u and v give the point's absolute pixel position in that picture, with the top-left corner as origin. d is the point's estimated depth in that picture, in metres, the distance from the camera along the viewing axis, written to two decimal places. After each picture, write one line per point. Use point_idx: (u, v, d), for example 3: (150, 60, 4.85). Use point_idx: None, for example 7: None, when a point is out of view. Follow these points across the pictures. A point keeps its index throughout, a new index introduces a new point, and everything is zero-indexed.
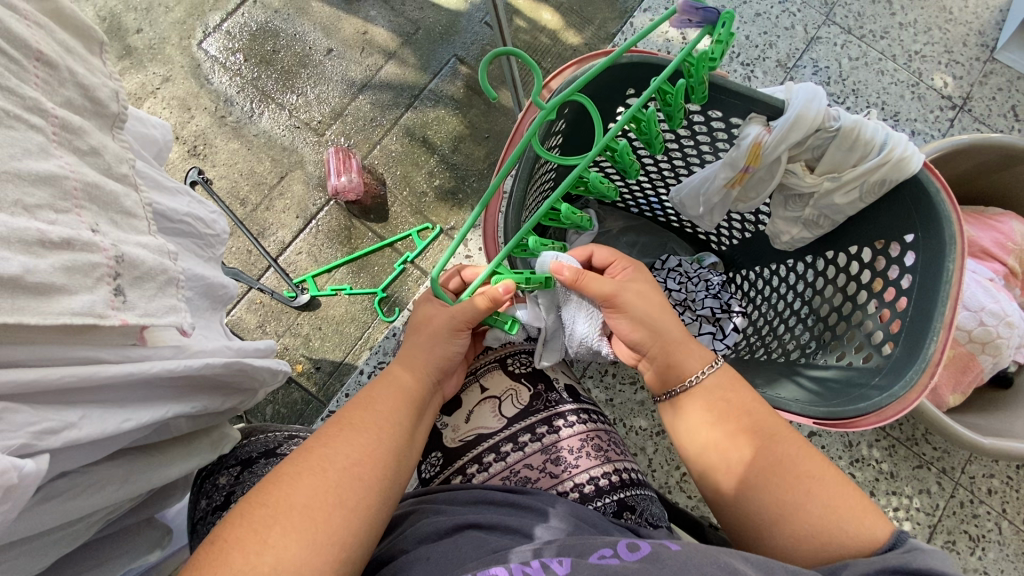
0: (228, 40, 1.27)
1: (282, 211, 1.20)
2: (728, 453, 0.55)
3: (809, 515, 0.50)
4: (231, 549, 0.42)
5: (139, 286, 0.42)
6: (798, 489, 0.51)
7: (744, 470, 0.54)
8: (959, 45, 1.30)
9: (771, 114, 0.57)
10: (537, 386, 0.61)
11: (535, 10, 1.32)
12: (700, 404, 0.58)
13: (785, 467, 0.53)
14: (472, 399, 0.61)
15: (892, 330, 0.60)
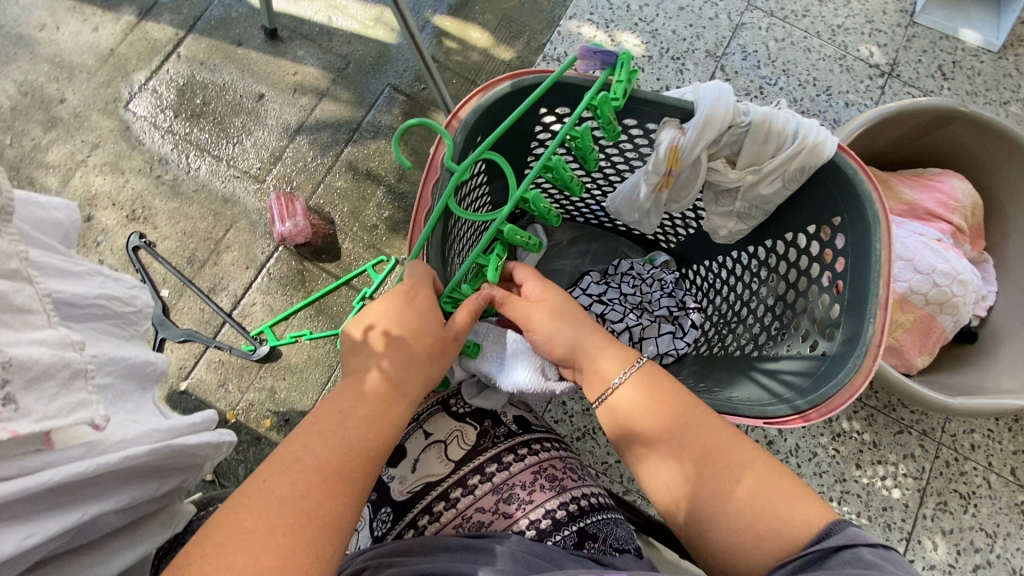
0: (155, 98, 1.24)
1: (231, 264, 1.17)
2: (665, 455, 0.56)
3: (753, 512, 0.51)
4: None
5: (37, 388, 0.41)
6: (739, 484, 0.53)
7: (684, 473, 0.55)
8: (879, 14, 1.33)
9: (683, 116, 0.57)
10: (482, 424, 0.61)
11: (463, 29, 1.32)
12: (633, 403, 0.58)
13: (721, 464, 0.54)
14: (416, 447, 0.59)
15: (835, 314, 0.60)
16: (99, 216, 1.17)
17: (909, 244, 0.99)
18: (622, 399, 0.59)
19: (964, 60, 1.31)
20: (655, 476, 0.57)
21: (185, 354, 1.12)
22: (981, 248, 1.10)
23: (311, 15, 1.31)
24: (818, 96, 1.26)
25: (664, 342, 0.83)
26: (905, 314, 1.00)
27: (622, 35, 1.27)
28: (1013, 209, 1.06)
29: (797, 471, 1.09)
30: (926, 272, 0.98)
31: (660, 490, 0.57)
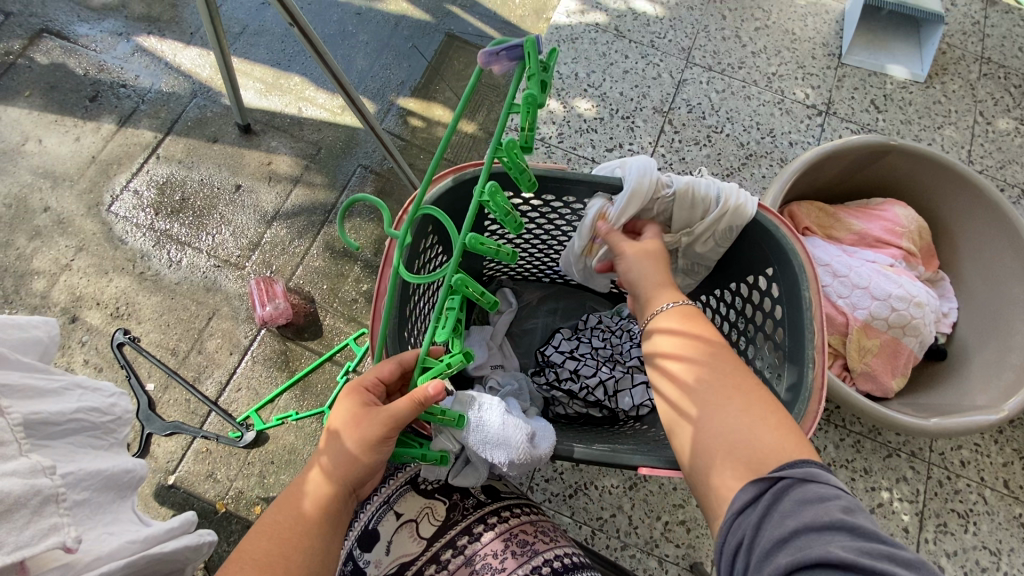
0: (137, 199, 1.30)
1: (215, 351, 1.19)
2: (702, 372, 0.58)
3: (752, 441, 0.54)
4: None
5: (6, 520, 0.43)
6: (754, 420, 0.55)
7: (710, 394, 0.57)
8: (809, 59, 1.44)
9: (613, 190, 0.67)
10: (452, 497, 0.61)
11: (426, 109, 1.41)
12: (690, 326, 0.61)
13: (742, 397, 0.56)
14: (388, 528, 0.58)
15: (778, 359, 0.65)
16: (83, 317, 1.20)
17: (863, 271, 1.03)
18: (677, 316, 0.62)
19: (894, 92, 1.41)
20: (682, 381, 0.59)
21: (172, 447, 1.12)
22: (935, 267, 1.14)
23: (282, 108, 1.40)
24: (762, 139, 1.34)
25: (638, 393, 0.87)
26: (872, 339, 1.03)
27: (573, 100, 1.36)
28: (959, 229, 1.12)
29: None
30: (884, 297, 1.01)
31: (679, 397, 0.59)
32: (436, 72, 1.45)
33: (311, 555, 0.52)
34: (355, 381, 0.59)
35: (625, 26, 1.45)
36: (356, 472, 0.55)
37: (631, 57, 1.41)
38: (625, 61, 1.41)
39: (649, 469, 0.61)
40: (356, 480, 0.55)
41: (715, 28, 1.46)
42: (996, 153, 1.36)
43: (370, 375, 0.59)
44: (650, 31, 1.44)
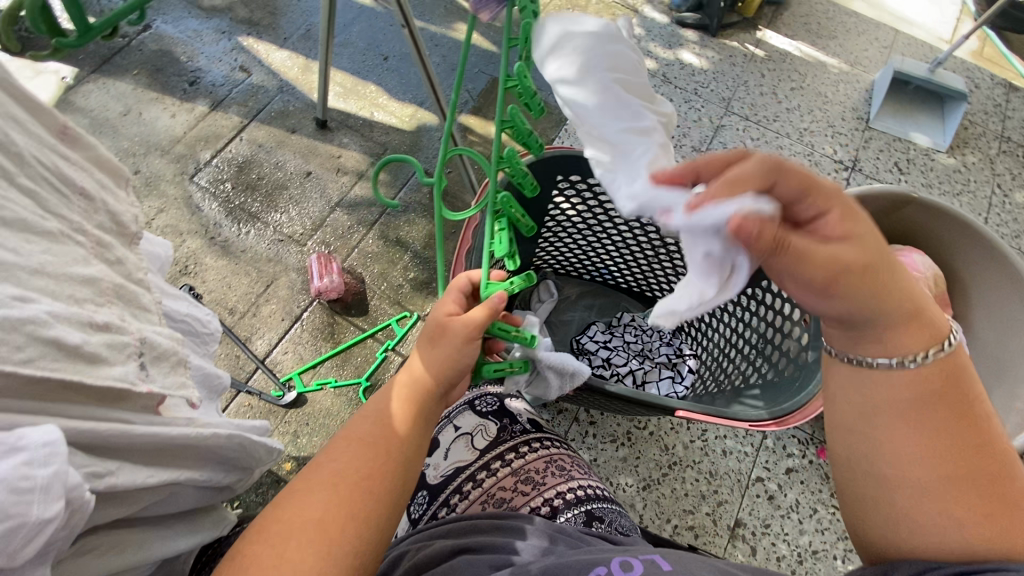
0: (217, 173, 1.44)
1: (268, 315, 1.29)
2: (905, 443, 0.52)
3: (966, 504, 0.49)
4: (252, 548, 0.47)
5: (157, 364, 0.50)
6: (988, 507, 0.49)
7: (926, 474, 0.51)
8: (839, 120, 1.56)
9: None
10: (503, 420, 0.70)
11: (485, 126, 1.55)
12: (897, 394, 0.54)
13: (971, 474, 0.50)
14: (448, 439, 0.69)
15: (808, 342, 0.75)
16: None
17: None
18: (887, 381, 0.54)
19: (917, 157, 1.52)
20: (881, 458, 0.54)
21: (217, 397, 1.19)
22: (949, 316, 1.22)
23: (356, 111, 1.55)
24: None
25: (664, 385, 0.97)
26: None
27: None
28: (972, 281, 1.19)
29: (799, 528, 1.08)
30: None
31: (876, 473, 0.54)
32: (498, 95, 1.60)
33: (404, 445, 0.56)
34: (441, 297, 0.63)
35: (672, 73, 1.60)
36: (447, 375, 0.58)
37: (675, 100, 1.55)
38: (669, 103, 1.55)
39: (686, 412, 0.72)
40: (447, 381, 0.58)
41: (754, 84, 1.60)
42: (1012, 223, 1.44)
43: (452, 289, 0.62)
44: (695, 80, 1.59)
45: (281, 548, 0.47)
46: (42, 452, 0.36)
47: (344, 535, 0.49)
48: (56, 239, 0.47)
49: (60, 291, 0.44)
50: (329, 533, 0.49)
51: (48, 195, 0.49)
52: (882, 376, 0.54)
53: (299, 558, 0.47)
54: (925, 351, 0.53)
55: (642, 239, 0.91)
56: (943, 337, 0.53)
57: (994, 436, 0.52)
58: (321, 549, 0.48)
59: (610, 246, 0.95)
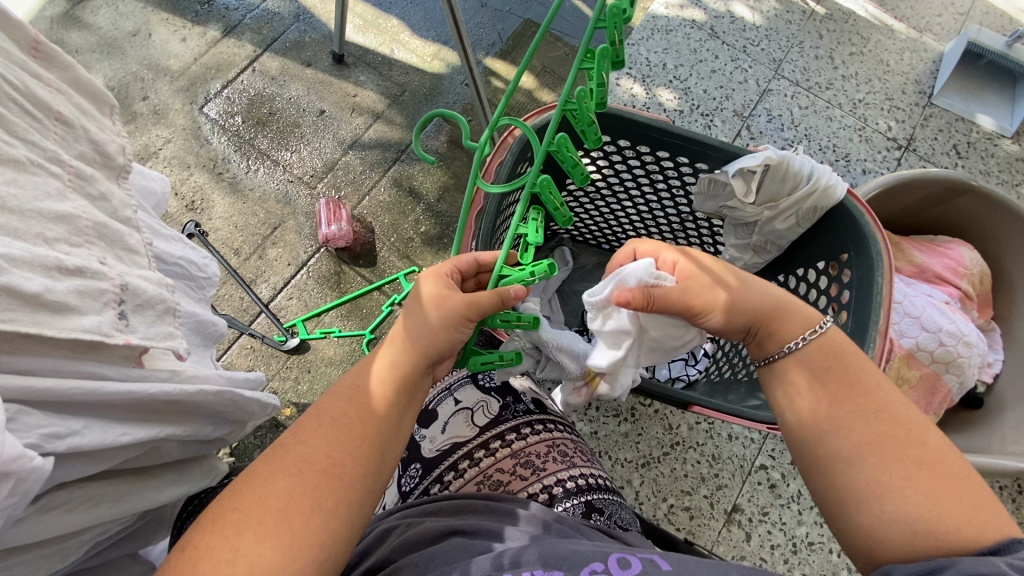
0: (227, 105, 1.37)
1: (274, 259, 1.25)
2: (823, 420, 0.55)
3: (929, 497, 0.49)
4: (199, 559, 0.43)
5: (140, 313, 0.46)
6: (928, 480, 0.50)
7: (849, 451, 0.53)
8: (898, 93, 1.42)
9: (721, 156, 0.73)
10: (505, 398, 0.69)
11: (511, 72, 1.45)
12: (812, 367, 0.58)
13: (899, 437, 0.52)
14: (446, 411, 0.67)
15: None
16: None
17: (918, 302, 1.04)
18: (796, 362, 0.59)
19: (978, 141, 1.38)
20: (807, 438, 0.56)
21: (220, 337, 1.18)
22: (988, 317, 1.13)
23: (375, 47, 1.45)
24: (836, 161, 1.33)
25: (675, 367, 0.94)
26: (913, 370, 1.02)
27: (656, 89, 1.37)
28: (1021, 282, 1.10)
29: (797, 518, 1.06)
30: (933, 330, 1.02)
31: (808, 458, 0.56)
32: (528, 38, 1.48)
33: (383, 419, 0.53)
34: (431, 269, 0.59)
35: (720, 27, 1.46)
36: (438, 347, 0.55)
37: (721, 58, 1.42)
38: (714, 61, 1.42)
39: (700, 408, 0.72)
40: (437, 353, 0.55)
41: (810, 45, 1.45)
42: None
43: (451, 262, 0.60)
44: (745, 37, 1.45)
45: (237, 539, 0.44)
46: None
47: (310, 526, 0.46)
48: (23, 169, 0.42)
49: (25, 229, 0.41)
50: (293, 524, 0.45)
51: (16, 118, 0.44)
52: (796, 355, 0.59)
53: (262, 552, 0.44)
54: (804, 333, 0.59)
55: (672, 211, 0.86)
56: (814, 323, 0.60)
57: (883, 396, 0.55)
58: (288, 540, 0.45)
59: (635, 217, 0.89)
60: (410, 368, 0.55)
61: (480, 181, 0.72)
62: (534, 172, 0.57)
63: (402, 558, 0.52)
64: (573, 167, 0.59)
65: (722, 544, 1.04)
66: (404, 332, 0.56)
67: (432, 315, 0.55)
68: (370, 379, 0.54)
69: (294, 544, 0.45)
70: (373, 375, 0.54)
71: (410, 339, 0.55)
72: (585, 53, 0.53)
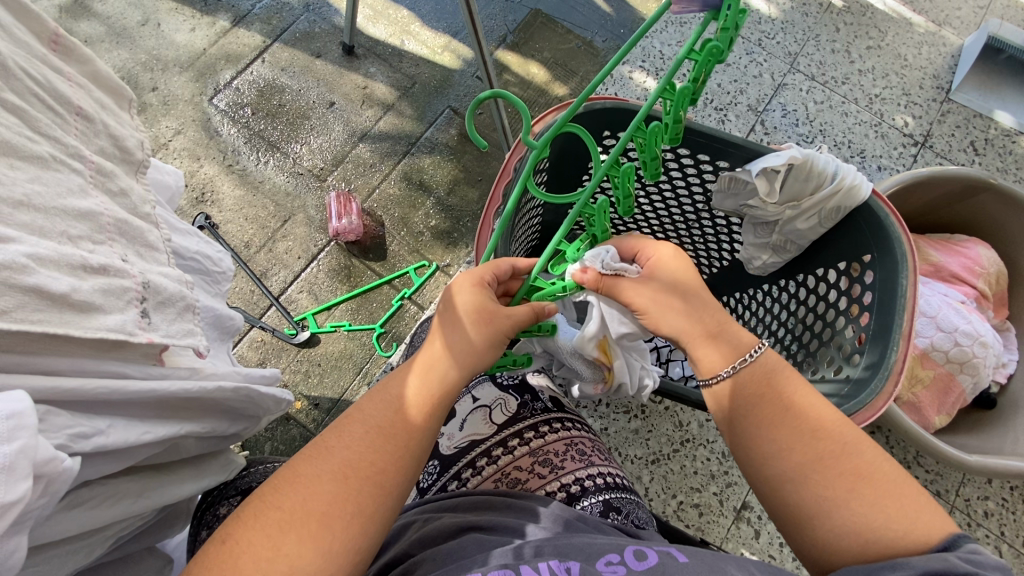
0: (237, 96, 1.36)
1: (284, 252, 1.25)
2: (768, 443, 0.55)
3: (873, 506, 0.50)
4: (242, 552, 0.44)
5: (162, 310, 0.46)
6: (865, 488, 0.51)
7: (794, 471, 0.53)
8: (916, 88, 1.40)
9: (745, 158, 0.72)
10: (524, 396, 0.69)
11: (523, 65, 1.43)
12: (746, 389, 0.58)
13: (837, 449, 0.53)
14: (464, 409, 0.68)
15: (860, 342, 0.71)
16: None
17: (933, 301, 1.03)
18: (730, 386, 0.59)
19: (996, 138, 1.36)
20: (755, 462, 0.56)
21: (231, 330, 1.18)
22: (1003, 316, 1.12)
23: (385, 38, 1.44)
24: (851, 157, 1.32)
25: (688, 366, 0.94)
26: (926, 370, 1.02)
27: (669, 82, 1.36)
28: None
29: None
30: (949, 330, 1.01)
31: (756, 480, 0.56)
32: (539, 29, 1.46)
33: (421, 434, 0.52)
34: (470, 274, 0.57)
35: None
36: (478, 363, 0.55)
37: (736, 52, 1.40)
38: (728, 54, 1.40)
39: None
40: (478, 368, 0.55)
41: (826, 39, 1.43)
42: None
43: (491, 267, 0.58)
44: (760, 30, 1.43)
45: (278, 539, 0.45)
46: (5, 424, 0.32)
47: (348, 531, 0.47)
48: (47, 166, 0.42)
49: (50, 227, 0.40)
50: (333, 527, 0.46)
51: (39, 114, 0.43)
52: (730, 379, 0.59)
53: (298, 552, 0.44)
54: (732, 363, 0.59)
55: (689, 208, 0.84)
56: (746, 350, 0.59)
57: (817, 410, 0.56)
58: (324, 543, 0.45)
59: (650, 214, 0.88)
60: (449, 380, 0.54)
61: (498, 177, 0.71)
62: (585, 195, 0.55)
63: (421, 553, 0.52)
64: (622, 199, 0.58)
65: (731, 541, 1.04)
66: (446, 344, 0.55)
67: (472, 331, 0.54)
68: (409, 389, 0.54)
69: (331, 547, 0.45)
70: (414, 384, 0.54)
71: (451, 352, 0.54)
72: (667, 88, 0.51)
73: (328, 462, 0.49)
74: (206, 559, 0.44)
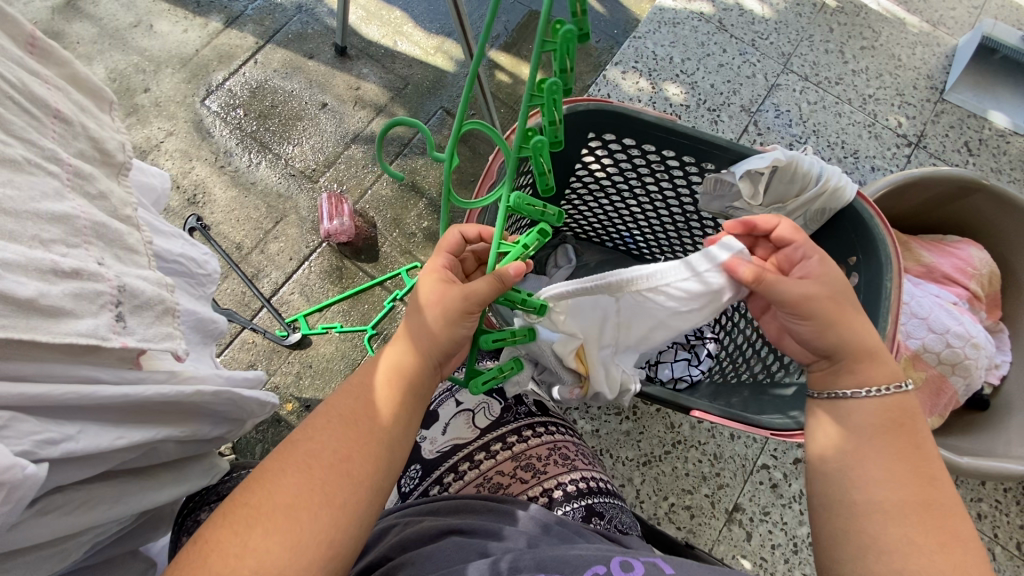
0: (229, 97, 1.36)
1: (276, 254, 1.25)
2: (871, 469, 0.54)
3: (952, 561, 0.49)
4: (210, 556, 0.43)
5: (139, 314, 0.46)
6: (949, 545, 0.50)
7: (890, 504, 0.52)
8: (910, 88, 1.39)
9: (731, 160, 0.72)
10: (507, 399, 0.69)
11: (516, 66, 1.43)
12: (868, 415, 0.57)
13: (937, 501, 0.52)
14: (448, 413, 0.67)
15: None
16: None
17: (925, 303, 1.03)
18: (856, 410, 0.57)
19: (990, 138, 1.36)
20: (850, 482, 0.54)
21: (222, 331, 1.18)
22: (996, 317, 1.12)
23: (378, 39, 1.43)
24: (845, 157, 1.31)
25: (678, 367, 0.93)
26: (918, 371, 1.01)
27: (663, 83, 1.35)
28: None
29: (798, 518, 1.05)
30: (941, 331, 1.00)
31: (840, 502, 0.54)
32: (533, 30, 1.46)
33: (388, 415, 0.53)
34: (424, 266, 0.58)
35: (728, 20, 1.43)
36: (442, 343, 0.55)
37: (729, 52, 1.40)
38: (722, 54, 1.40)
39: (701, 413, 0.70)
40: (441, 347, 0.55)
41: (820, 39, 1.43)
42: None
43: (444, 256, 0.58)
44: (754, 30, 1.42)
45: (244, 535, 0.44)
46: None
47: (317, 521, 0.46)
48: (20, 169, 0.42)
49: (21, 231, 0.40)
50: (299, 519, 0.46)
51: (14, 117, 0.43)
52: (858, 403, 0.57)
53: (265, 547, 0.44)
54: (887, 384, 0.57)
55: (676, 210, 0.84)
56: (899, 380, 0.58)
57: (932, 460, 0.54)
58: (291, 535, 0.45)
59: (640, 215, 0.88)
60: (416, 366, 0.54)
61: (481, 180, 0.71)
62: (506, 185, 0.55)
63: (400, 558, 0.52)
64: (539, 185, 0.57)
65: (722, 544, 1.04)
66: (408, 331, 0.55)
67: (431, 313, 0.54)
68: (376, 376, 0.54)
69: (298, 539, 0.45)
70: (380, 374, 0.54)
71: (412, 339, 0.55)
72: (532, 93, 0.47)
73: (295, 456, 0.49)
74: (181, 566, 0.43)
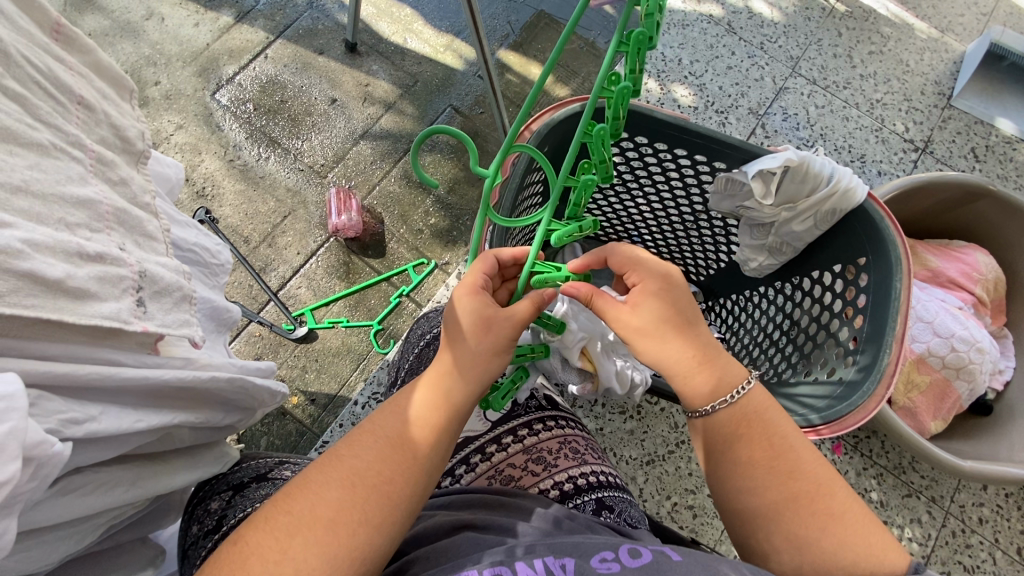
0: (240, 91, 1.36)
1: (283, 248, 1.25)
2: (734, 480, 0.56)
3: (826, 545, 0.50)
4: (251, 557, 0.44)
5: (158, 300, 0.46)
6: (827, 531, 0.51)
7: (765, 507, 0.53)
8: (917, 94, 1.40)
9: (745, 160, 0.73)
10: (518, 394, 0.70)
11: (524, 65, 1.44)
12: (721, 427, 0.58)
13: (805, 491, 0.53)
14: None
15: (854, 344, 0.71)
16: None
17: (930, 307, 1.03)
18: (711, 425, 0.58)
19: (997, 145, 1.36)
20: (728, 495, 0.56)
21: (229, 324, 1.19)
22: (1001, 323, 1.12)
23: (388, 36, 1.44)
24: (851, 162, 1.32)
25: None
26: (922, 375, 1.02)
27: (671, 85, 1.36)
28: None
29: None
30: (946, 336, 1.01)
31: (728, 511, 0.57)
32: (542, 30, 1.47)
33: (434, 439, 0.53)
34: (470, 282, 0.58)
35: (737, 22, 1.44)
36: (487, 371, 0.55)
37: (738, 55, 1.40)
38: (730, 57, 1.40)
39: None
40: (485, 376, 0.55)
41: (828, 43, 1.43)
42: None
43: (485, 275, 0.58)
44: (763, 33, 1.43)
45: (285, 543, 0.45)
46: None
47: (356, 539, 0.46)
48: (47, 153, 0.42)
49: (48, 214, 0.41)
50: (341, 534, 0.46)
51: (40, 102, 0.44)
52: (712, 419, 0.58)
53: (304, 558, 0.44)
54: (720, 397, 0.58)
55: (686, 209, 0.85)
56: (736, 384, 0.58)
57: (792, 451, 0.55)
58: (331, 552, 0.45)
59: (648, 214, 0.88)
60: (463, 393, 0.54)
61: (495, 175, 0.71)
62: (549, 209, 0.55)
63: (416, 549, 0.53)
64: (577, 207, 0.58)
65: (724, 544, 1.04)
66: (455, 354, 0.55)
67: (478, 339, 0.55)
68: (422, 396, 0.54)
69: (337, 553, 0.45)
70: (428, 396, 0.54)
71: (459, 363, 0.55)
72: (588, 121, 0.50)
73: (339, 473, 0.49)
74: (217, 562, 0.44)
